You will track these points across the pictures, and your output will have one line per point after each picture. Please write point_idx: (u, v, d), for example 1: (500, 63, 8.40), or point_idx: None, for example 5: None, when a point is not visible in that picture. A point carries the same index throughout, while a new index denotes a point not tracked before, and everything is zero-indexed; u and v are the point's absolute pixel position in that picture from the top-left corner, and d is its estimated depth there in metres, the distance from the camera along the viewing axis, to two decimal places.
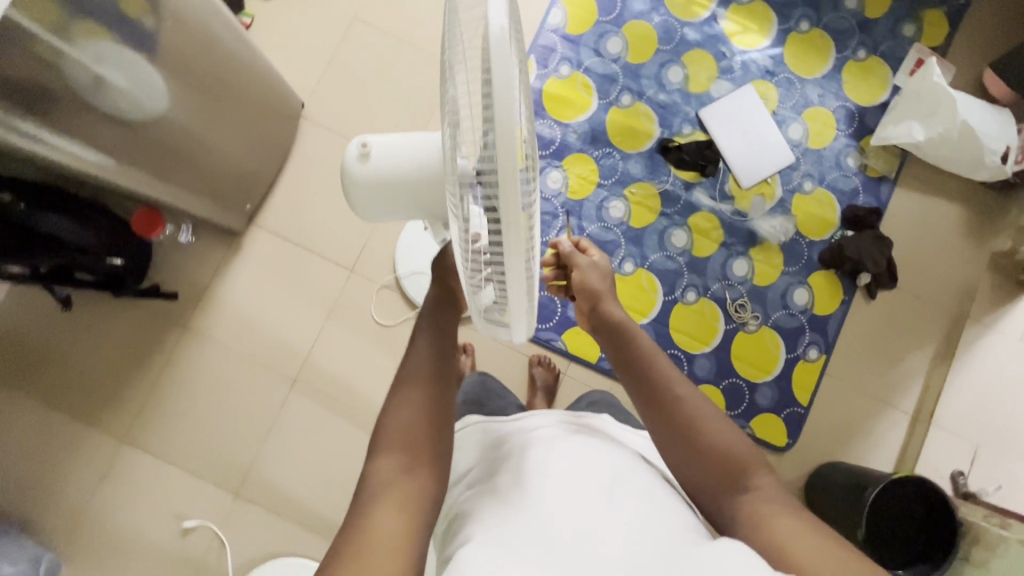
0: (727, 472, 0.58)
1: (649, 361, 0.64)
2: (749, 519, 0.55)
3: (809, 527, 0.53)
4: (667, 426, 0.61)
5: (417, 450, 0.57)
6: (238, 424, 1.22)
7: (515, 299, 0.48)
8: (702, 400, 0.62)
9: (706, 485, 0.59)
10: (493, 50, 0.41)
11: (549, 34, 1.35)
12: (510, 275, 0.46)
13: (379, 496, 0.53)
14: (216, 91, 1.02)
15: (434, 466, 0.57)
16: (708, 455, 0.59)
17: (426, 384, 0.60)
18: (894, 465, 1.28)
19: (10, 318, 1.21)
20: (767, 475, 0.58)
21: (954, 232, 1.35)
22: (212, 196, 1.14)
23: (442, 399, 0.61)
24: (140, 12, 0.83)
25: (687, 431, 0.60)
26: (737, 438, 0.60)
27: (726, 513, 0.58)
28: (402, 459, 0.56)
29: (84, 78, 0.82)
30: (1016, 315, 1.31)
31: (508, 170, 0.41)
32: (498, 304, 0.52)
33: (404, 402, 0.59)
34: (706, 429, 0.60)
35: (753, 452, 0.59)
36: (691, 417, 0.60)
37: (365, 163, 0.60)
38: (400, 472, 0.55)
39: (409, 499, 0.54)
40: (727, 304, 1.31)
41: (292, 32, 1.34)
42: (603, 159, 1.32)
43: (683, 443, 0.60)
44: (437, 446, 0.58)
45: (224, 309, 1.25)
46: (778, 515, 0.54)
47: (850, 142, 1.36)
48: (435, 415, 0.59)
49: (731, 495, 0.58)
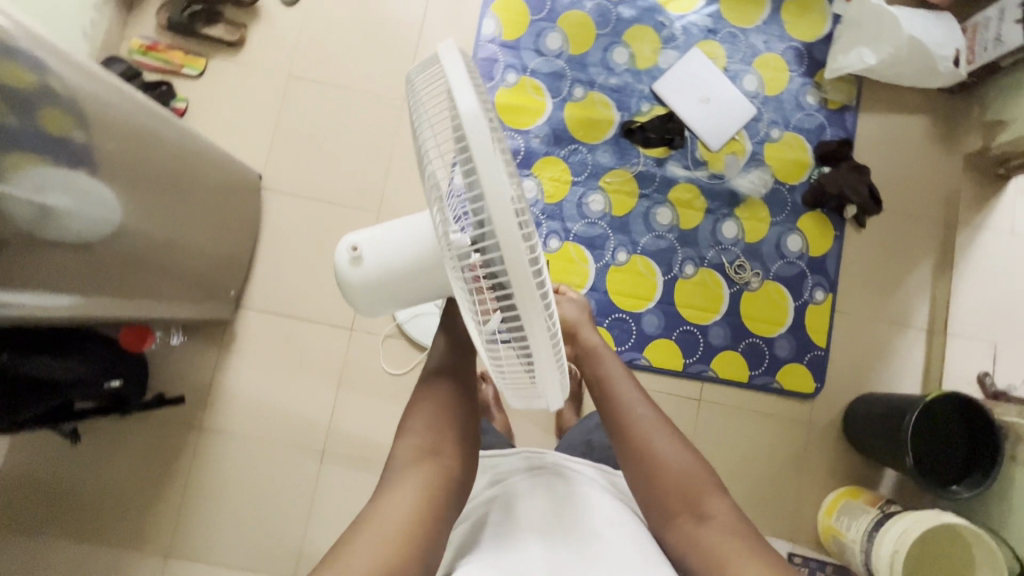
0: (678, 494, 0.65)
1: (614, 384, 0.73)
2: (701, 547, 0.62)
3: (754, 546, 0.60)
4: (630, 444, 0.68)
5: (443, 438, 0.69)
6: (278, 509, 1.19)
7: (541, 353, 0.49)
8: (658, 427, 0.69)
9: (658, 505, 0.66)
10: (468, 125, 0.44)
11: (487, 45, 1.32)
12: (531, 331, 0.47)
13: (407, 470, 0.65)
14: (173, 187, 0.98)
15: (457, 453, 0.69)
16: (659, 476, 0.66)
17: (452, 389, 0.73)
18: (921, 382, 1.30)
19: (21, 465, 1.17)
20: (716, 497, 0.65)
21: (923, 144, 1.36)
22: (194, 293, 1.11)
23: (468, 405, 0.74)
24: (68, 128, 0.77)
25: (640, 454, 0.67)
26: (688, 464, 0.67)
27: (675, 535, 0.65)
28: (430, 443, 0.68)
29: (28, 212, 0.73)
30: (1003, 209, 1.33)
31: (508, 229, 0.43)
32: (523, 360, 0.52)
33: (433, 399, 0.72)
34: (658, 453, 0.67)
35: (704, 476, 0.66)
36: (650, 438, 0.68)
37: (355, 270, 0.74)
38: (426, 453, 0.67)
39: (433, 475, 0.65)
40: (726, 268, 1.31)
41: (230, 106, 1.30)
42: (572, 157, 1.31)
43: (637, 464, 0.68)
44: (460, 438, 0.70)
45: (235, 400, 1.23)
46: (728, 545, 0.61)
47: (805, 80, 1.36)
48: (460, 416, 0.72)
49: (679, 518, 0.65)
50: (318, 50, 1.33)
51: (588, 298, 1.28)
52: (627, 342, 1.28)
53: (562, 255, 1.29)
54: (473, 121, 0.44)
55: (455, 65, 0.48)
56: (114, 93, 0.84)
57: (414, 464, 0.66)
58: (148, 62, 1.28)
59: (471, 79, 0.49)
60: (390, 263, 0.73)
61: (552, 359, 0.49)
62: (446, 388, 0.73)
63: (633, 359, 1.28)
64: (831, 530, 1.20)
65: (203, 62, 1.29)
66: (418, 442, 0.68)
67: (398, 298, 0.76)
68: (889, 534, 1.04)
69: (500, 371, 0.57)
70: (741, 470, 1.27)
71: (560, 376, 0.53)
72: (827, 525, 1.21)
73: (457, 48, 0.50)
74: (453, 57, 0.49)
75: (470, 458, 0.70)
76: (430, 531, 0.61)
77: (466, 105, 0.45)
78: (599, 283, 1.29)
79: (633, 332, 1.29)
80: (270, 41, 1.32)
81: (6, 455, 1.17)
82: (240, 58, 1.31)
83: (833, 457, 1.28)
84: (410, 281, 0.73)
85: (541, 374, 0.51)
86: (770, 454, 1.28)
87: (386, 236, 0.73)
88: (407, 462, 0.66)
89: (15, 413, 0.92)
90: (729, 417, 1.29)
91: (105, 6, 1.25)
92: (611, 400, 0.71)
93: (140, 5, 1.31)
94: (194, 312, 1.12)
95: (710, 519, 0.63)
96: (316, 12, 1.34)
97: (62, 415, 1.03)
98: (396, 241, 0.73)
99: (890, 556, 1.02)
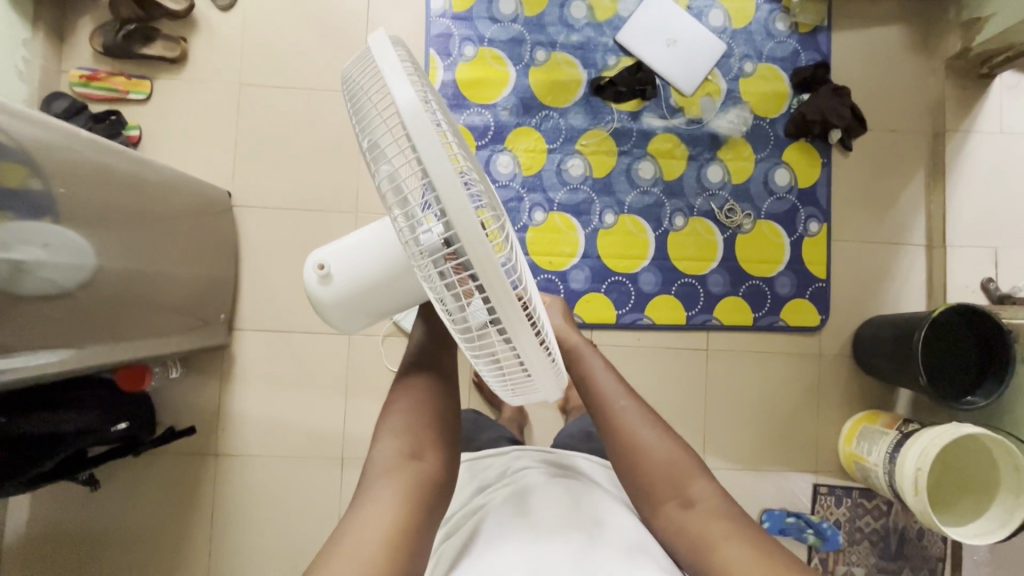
0: (664, 481, 0.68)
1: (597, 382, 0.73)
2: (687, 533, 0.65)
3: (747, 531, 0.63)
4: (617, 440, 0.70)
5: (422, 441, 0.68)
6: (309, 519, 1.21)
7: (527, 346, 0.47)
8: (641, 419, 0.71)
9: (645, 493, 0.69)
10: (410, 122, 0.42)
11: (438, 20, 1.26)
12: (512, 326, 0.46)
13: (387, 476, 0.65)
14: (145, 220, 0.95)
15: (437, 455, 0.68)
16: (644, 466, 0.69)
17: (429, 390, 0.72)
18: (925, 298, 1.29)
19: (48, 518, 1.18)
20: (701, 481, 0.69)
21: (902, 55, 1.32)
22: (185, 323, 1.09)
23: (447, 404, 0.73)
24: (23, 179, 0.74)
25: (625, 446, 0.70)
26: (671, 452, 0.70)
27: (663, 522, 0.67)
28: (409, 447, 0.67)
29: (0, 271, 0.71)
30: (991, 109, 1.29)
31: (469, 224, 0.41)
32: (513, 353, 0.51)
33: (410, 401, 0.71)
34: (642, 443, 0.70)
35: (688, 464, 0.69)
36: (634, 434, 0.70)
37: (325, 288, 0.73)
38: (406, 458, 0.67)
39: (413, 480, 0.65)
40: (716, 214, 1.29)
41: (186, 127, 1.25)
42: (544, 124, 1.27)
43: (623, 456, 0.70)
44: (439, 438, 0.70)
45: (246, 422, 1.22)
46: (713, 530, 0.64)
47: (773, 6, 1.30)
48: (439, 416, 0.71)
49: (666, 505, 0.68)
50: (265, 54, 1.27)
51: (581, 266, 1.26)
52: (626, 304, 1.27)
53: (548, 226, 1.26)
54: (415, 115, 0.42)
55: (387, 56, 0.45)
56: (64, 135, 0.81)
57: (394, 470, 0.65)
58: (92, 93, 1.22)
59: (406, 69, 0.46)
60: (361, 274, 0.71)
61: (539, 349, 0.48)
62: (424, 388, 0.72)
63: (635, 320, 1.27)
64: (853, 456, 1.21)
65: (148, 84, 1.24)
66: (398, 446, 0.67)
67: (374, 310, 0.74)
68: (911, 453, 1.04)
69: (491, 368, 0.56)
70: (757, 412, 1.28)
71: (551, 363, 0.51)
72: (848, 452, 1.23)
73: (387, 36, 0.47)
74: (383, 47, 0.46)
75: (453, 458, 0.70)
76: (413, 536, 0.61)
77: (404, 99, 0.42)
78: (591, 248, 1.27)
79: (632, 293, 1.27)
80: (214, 51, 1.27)
81: (31, 510, 1.18)
82: (186, 74, 1.26)
83: (846, 386, 1.29)
84: (384, 288, 0.71)
85: (530, 366, 0.50)
86: (783, 392, 1.28)
87: (353, 248, 0.72)
88: (386, 468, 0.66)
89: (23, 473, 0.90)
90: (738, 362, 1.28)
91: (35, 41, 1.19)
92: (596, 398, 0.73)
93: (71, 33, 1.25)
94: (188, 342, 1.10)
95: (695, 504, 0.67)
96: (256, 13, 1.27)
97: (76, 466, 1.02)
98: (367, 249, 0.71)
99: (914, 474, 1.02)
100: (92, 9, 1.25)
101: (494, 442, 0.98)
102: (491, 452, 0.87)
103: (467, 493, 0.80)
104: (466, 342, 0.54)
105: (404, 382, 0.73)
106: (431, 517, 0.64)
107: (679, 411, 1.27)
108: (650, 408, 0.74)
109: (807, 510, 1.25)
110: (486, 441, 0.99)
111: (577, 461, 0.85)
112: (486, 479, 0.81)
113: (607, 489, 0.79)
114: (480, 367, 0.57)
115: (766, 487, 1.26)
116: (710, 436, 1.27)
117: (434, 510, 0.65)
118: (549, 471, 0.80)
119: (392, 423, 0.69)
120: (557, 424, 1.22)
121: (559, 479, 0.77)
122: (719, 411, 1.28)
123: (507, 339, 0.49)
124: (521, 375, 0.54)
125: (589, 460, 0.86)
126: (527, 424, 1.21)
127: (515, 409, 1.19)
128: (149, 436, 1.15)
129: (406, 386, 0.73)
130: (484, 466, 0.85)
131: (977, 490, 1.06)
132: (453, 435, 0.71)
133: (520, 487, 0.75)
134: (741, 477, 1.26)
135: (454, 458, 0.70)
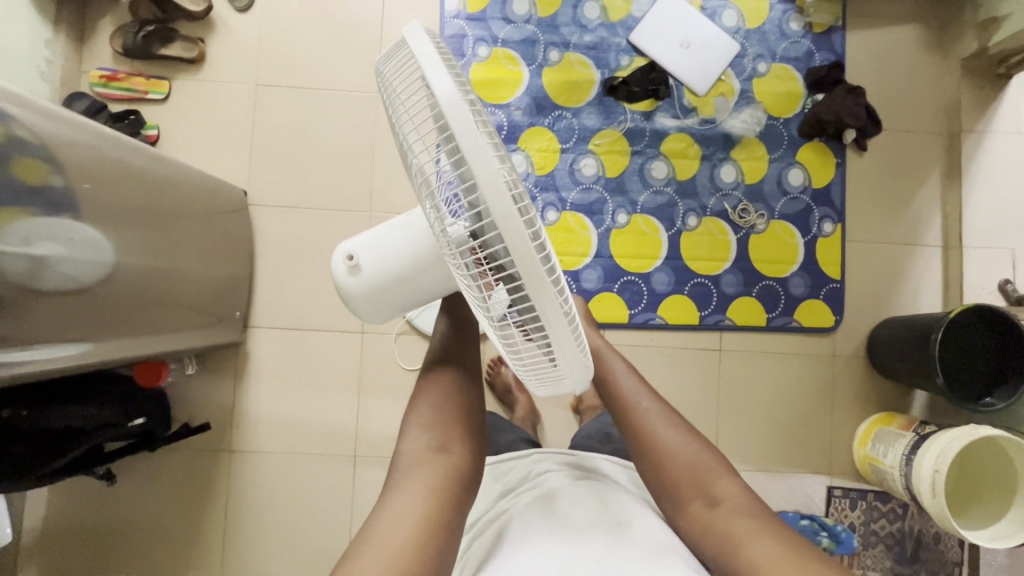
0: (688, 481, 0.68)
1: (617, 383, 0.74)
2: (714, 531, 0.65)
3: (769, 526, 0.63)
4: (638, 441, 0.71)
5: (449, 435, 0.69)
6: (321, 517, 1.21)
7: (558, 337, 0.48)
8: (663, 418, 0.72)
9: (670, 493, 0.69)
10: (448, 110, 0.42)
11: (453, 21, 1.27)
12: (545, 316, 0.46)
13: (415, 470, 0.65)
14: (163, 217, 0.96)
15: (464, 449, 0.68)
16: (667, 467, 0.69)
17: (455, 384, 0.73)
18: (941, 300, 1.28)
19: (64, 512, 1.19)
20: (726, 480, 0.68)
21: (918, 55, 1.31)
22: (201, 320, 1.10)
23: (472, 399, 0.73)
24: (46, 176, 0.75)
25: (648, 447, 0.70)
26: (694, 452, 0.70)
27: (689, 521, 0.67)
28: (437, 441, 0.68)
29: (21, 265, 0.72)
30: (1008, 110, 1.28)
31: (505, 213, 0.42)
32: (542, 345, 0.51)
33: (436, 396, 0.71)
34: (665, 445, 0.70)
35: (712, 464, 0.69)
36: (655, 434, 0.70)
37: (352, 279, 0.73)
38: (433, 452, 0.67)
39: (441, 474, 0.65)
40: (730, 214, 1.28)
41: (203, 126, 1.27)
42: (557, 124, 1.27)
43: (646, 458, 0.70)
44: (466, 433, 0.70)
45: (260, 419, 1.23)
46: (739, 527, 0.64)
47: (786, 6, 1.30)
48: (465, 411, 0.71)
49: (691, 504, 0.68)
50: (281, 55, 1.29)
51: (594, 265, 1.26)
52: (639, 304, 1.27)
53: (561, 226, 1.27)
54: (453, 104, 0.42)
55: (423, 46, 0.46)
56: (86, 132, 0.82)
57: (422, 464, 0.66)
58: (111, 92, 1.24)
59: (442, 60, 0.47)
60: (389, 266, 0.71)
61: (570, 339, 0.48)
62: (450, 383, 0.73)
63: (648, 320, 1.27)
64: (868, 459, 1.20)
65: (166, 84, 1.25)
66: (425, 441, 0.67)
67: (401, 302, 0.75)
68: (928, 455, 1.03)
69: (518, 358, 0.56)
70: (771, 413, 1.27)
71: (581, 355, 0.52)
72: (864, 455, 1.21)
73: (423, 27, 0.48)
74: (419, 38, 0.47)
75: (478, 454, 0.70)
76: (442, 530, 0.61)
77: (442, 88, 0.43)
78: (603, 248, 1.27)
79: (645, 293, 1.27)
80: (231, 52, 1.28)
81: (47, 504, 1.19)
82: (203, 75, 1.28)
83: (861, 388, 1.28)
84: (410, 280, 0.72)
85: (560, 357, 0.50)
86: (797, 393, 1.28)
87: (380, 240, 0.72)
88: (414, 462, 0.66)
89: (44, 466, 0.91)
90: (752, 363, 1.28)
91: (57, 42, 1.22)
92: (617, 399, 0.73)
93: (92, 34, 1.27)
94: (203, 339, 1.11)
95: (720, 502, 0.66)
96: (273, 14, 1.29)
97: (92, 460, 1.03)
98: (388, 244, 0.71)
99: (932, 476, 1.01)
100: (112, 10, 1.27)
101: (510, 445, 0.98)
102: (511, 456, 0.88)
103: (490, 497, 0.80)
104: (495, 331, 0.54)
105: (429, 377, 0.74)
106: (459, 512, 0.64)
107: (692, 412, 1.26)
108: (674, 409, 0.74)
109: (822, 513, 1.24)
110: (501, 440, 0.99)
111: (599, 462, 0.85)
112: (510, 482, 0.81)
113: (629, 491, 0.79)
114: (508, 358, 0.58)
115: (780, 489, 1.25)
116: (723, 437, 1.26)
117: (462, 504, 0.65)
118: (571, 473, 0.80)
119: (417, 419, 0.70)
120: (569, 424, 1.21)
121: (582, 481, 0.77)
122: (732, 412, 1.27)
123: (538, 329, 0.50)
124: (548, 366, 0.54)
125: (611, 462, 0.86)
126: (540, 424, 1.21)
127: (527, 409, 1.19)
128: (164, 432, 1.16)
129: (432, 381, 0.73)
130: (507, 469, 0.85)
131: (996, 493, 1.05)
132: (478, 430, 0.72)
133: (546, 489, 0.75)
134: (754, 479, 1.25)
135: (479, 453, 0.71)
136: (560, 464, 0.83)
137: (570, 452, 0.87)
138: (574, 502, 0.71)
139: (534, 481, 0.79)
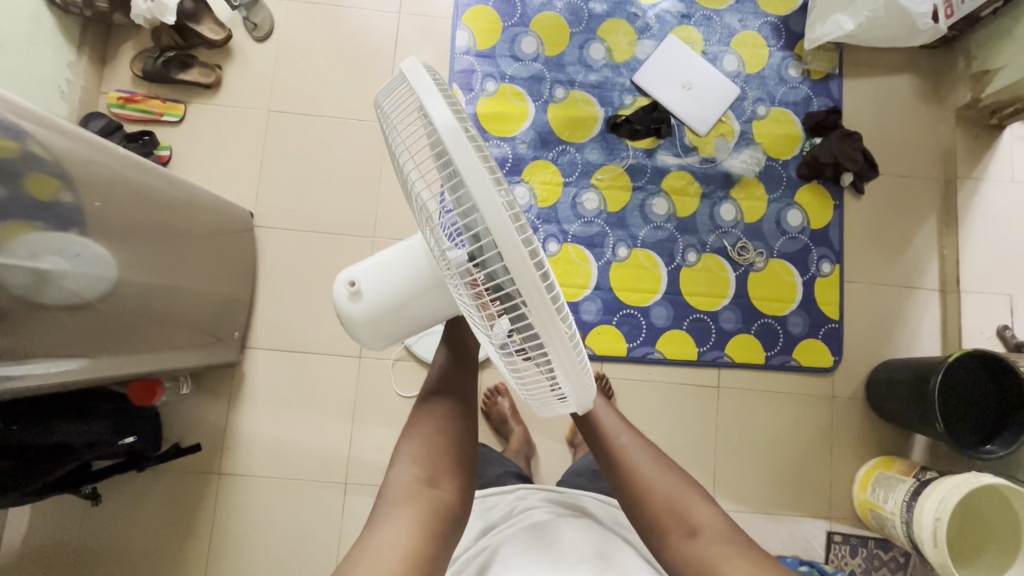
0: (667, 512, 0.67)
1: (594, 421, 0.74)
2: (691, 559, 0.64)
3: (746, 547, 0.64)
4: (618, 478, 0.71)
5: (440, 469, 0.68)
6: (309, 547, 1.18)
7: (560, 358, 0.48)
8: (642, 451, 0.72)
9: (650, 526, 0.68)
10: (450, 141, 0.44)
11: (462, 57, 1.32)
12: (547, 338, 0.46)
13: (403, 502, 0.64)
14: (171, 236, 0.97)
15: (454, 484, 0.68)
16: (648, 499, 0.68)
17: (449, 416, 0.72)
18: (938, 342, 1.28)
19: (45, 531, 1.16)
20: (703, 508, 0.68)
21: (912, 103, 1.35)
22: (199, 339, 1.10)
23: (465, 431, 0.73)
24: (55, 192, 0.76)
25: (628, 480, 0.70)
26: (671, 483, 0.69)
27: (667, 552, 0.66)
28: (427, 474, 0.67)
29: (25, 279, 0.72)
30: (1002, 160, 1.31)
31: (505, 234, 0.43)
32: (546, 369, 0.52)
33: (428, 427, 0.71)
34: (644, 476, 0.70)
35: (688, 493, 0.69)
36: (634, 469, 0.70)
37: (354, 307, 0.73)
38: (423, 484, 0.66)
39: (430, 508, 0.64)
40: (729, 251, 1.30)
41: (214, 149, 1.30)
42: (561, 158, 1.30)
43: (626, 493, 0.70)
44: (456, 467, 0.69)
45: (253, 441, 1.21)
46: (714, 552, 0.63)
47: (785, 54, 1.35)
48: (457, 444, 0.71)
49: (670, 535, 0.66)
50: (295, 84, 1.32)
51: (593, 297, 1.27)
52: (638, 337, 1.27)
53: (562, 257, 1.28)
54: (453, 135, 0.44)
55: (422, 80, 0.48)
56: (101, 152, 0.83)
57: (410, 496, 0.65)
58: (128, 114, 1.28)
59: (439, 90, 0.49)
60: (389, 290, 0.72)
61: (574, 362, 0.49)
62: (444, 415, 0.72)
63: (646, 354, 1.26)
64: (868, 504, 1.18)
65: (182, 108, 1.29)
66: (415, 474, 0.67)
67: (403, 328, 0.75)
68: (929, 502, 1.01)
69: (520, 378, 0.57)
70: (768, 453, 1.25)
71: (586, 380, 0.52)
72: (863, 500, 1.19)
73: (420, 63, 0.50)
74: (416, 73, 0.49)
75: (468, 489, 0.69)
76: (429, 566, 0.60)
77: (441, 119, 0.45)
78: (603, 280, 1.27)
79: (644, 326, 1.27)
80: (247, 79, 1.32)
81: (28, 523, 1.16)
82: (219, 99, 1.31)
83: (861, 430, 1.26)
84: (409, 304, 0.72)
85: (565, 380, 0.50)
86: (795, 432, 1.26)
87: (381, 267, 0.72)
88: (402, 495, 0.65)
89: (31, 483, 0.90)
90: (750, 402, 1.27)
91: (79, 63, 1.26)
92: (597, 436, 0.73)
93: (113, 58, 1.31)
94: (200, 359, 1.10)
95: (698, 531, 0.66)
96: (291, 45, 1.33)
97: (79, 478, 1.01)
98: (389, 271, 0.72)
99: (933, 523, 0.99)
100: (135, 36, 1.32)
101: (500, 479, 0.96)
102: (497, 489, 0.86)
103: (472, 532, 0.78)
104: (500, 353, 0.56)
105: (424, 408, 0.73)
106: (446, 546, 0.63)
107: (689, 450, 1.25)
108: (653, 442, 0.74)
109: (821, 560, 1.21)
110: (490, 473, 0.97)
111: (585, 501, 0.84)
112: (492, 518, 0.80)
113: (611, 530, 0.77)
114: (512, 380, 0.59)
115: (779, 533, 1.22)
116: (720, 478, 1.24)
117: (449, 540, 0.64)
118: (558, 510, 0.79)
119: (408, 448, 0.69)
120: (564, 458, 1.20)
121: (566, 517, 0.76)
122: (730, 450, 1.25)
123: (540, 351, 0.50)
124: (550, 389, 0.55)
125: (595, 499, 0.84)
126: (534, 456, 1.19)
127: (521, 440, 1.17)
128: (153, 452, 1.16)
129: (426, 412, 0.72)
130: (491, 505, 0.83)
131: (995, 544, 1.03)
132: (470, 466, 0.71)
133: (530, 525, 0.74)
134: (753, 521, 1.23)
135: (470, 487, 0.70)
136: (544, 501, 0.82)
137: (554, 489, 0.86)
138: (560, 538, 0.70)
139: (517, 518, 0.78)
